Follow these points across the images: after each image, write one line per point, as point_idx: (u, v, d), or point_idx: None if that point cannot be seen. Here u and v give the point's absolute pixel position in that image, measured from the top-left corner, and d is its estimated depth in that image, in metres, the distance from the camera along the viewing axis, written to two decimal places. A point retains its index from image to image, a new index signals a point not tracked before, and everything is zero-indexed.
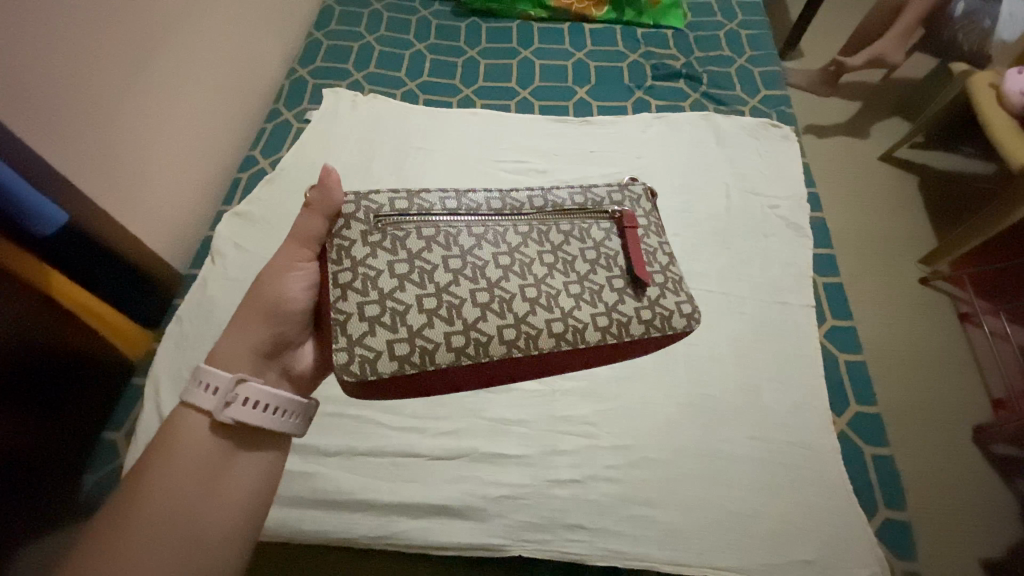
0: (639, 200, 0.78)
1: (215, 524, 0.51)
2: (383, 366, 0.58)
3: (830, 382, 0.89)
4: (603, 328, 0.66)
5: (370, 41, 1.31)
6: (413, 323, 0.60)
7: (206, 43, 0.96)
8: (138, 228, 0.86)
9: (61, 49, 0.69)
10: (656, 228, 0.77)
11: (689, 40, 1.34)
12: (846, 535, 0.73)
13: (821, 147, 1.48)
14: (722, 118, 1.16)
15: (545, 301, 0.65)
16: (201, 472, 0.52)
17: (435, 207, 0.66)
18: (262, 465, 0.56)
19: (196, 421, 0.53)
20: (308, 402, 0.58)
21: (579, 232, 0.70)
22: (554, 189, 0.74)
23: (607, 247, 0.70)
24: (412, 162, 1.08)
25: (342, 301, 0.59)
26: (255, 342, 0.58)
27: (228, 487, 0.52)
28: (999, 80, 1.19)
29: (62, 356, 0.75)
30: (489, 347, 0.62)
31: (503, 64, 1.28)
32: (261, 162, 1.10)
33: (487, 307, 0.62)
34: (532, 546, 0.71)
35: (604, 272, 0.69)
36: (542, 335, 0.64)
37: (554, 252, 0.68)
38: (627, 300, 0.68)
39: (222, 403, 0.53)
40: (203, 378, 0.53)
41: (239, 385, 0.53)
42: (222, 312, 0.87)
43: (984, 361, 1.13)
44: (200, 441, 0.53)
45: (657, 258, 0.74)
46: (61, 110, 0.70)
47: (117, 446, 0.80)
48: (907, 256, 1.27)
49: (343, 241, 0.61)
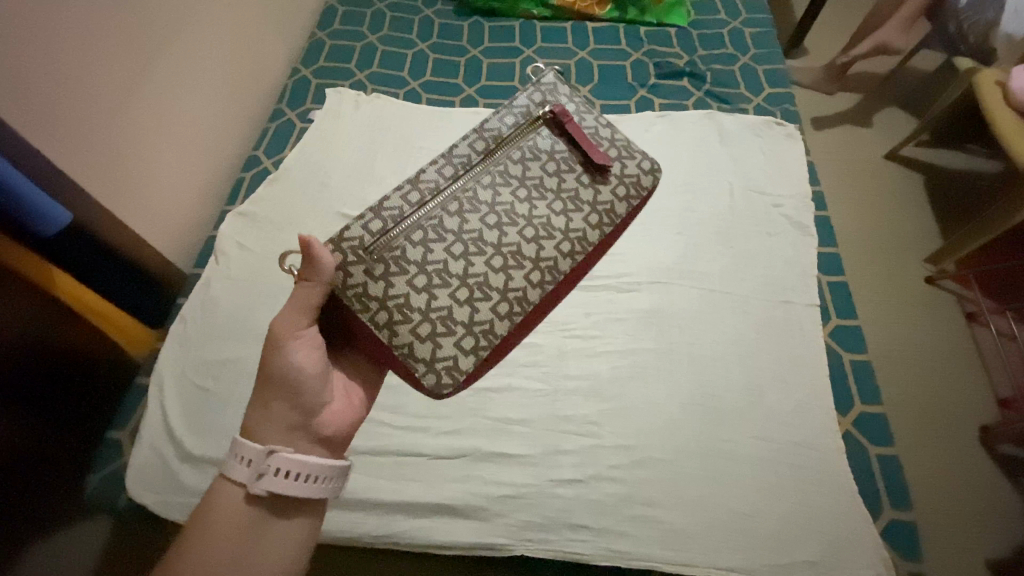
0: (556, 86, 0.77)
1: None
2: (465, 364, 0.62)
3: (835, 382, 0.88)
4: (598, 224, 0.72)
5: (372, 41, 1.31)
6: (463, 317, 0.63)
7: (208, 45, 0.96)
8: (141, 229, 0.86)
9: (65, 52, 0.69)
10: (584, 106, 0.77)
11: (693, 39, 1.33)
12: (851, 535, 0.73)
13: (825, 143, 1.47)
14: (727, 117, 1.16)
15: (543, 232, 0.69)
16: (238, 536, 0.52)
17: (405, 208, 0.64)
18: (299, 530, 0.55)
19: (230, 492, 0.53)
20: (341, 465, 0.56)
21: (531, 154, 0.71)
22: (481, 120, 0.72)
23: (559, 152, 0.72)
24: (414, 162, 1.07)
25: (396, 338, 0.61)
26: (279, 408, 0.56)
27: (265, 553, 0.52)
28: (1005, 77, 1.18)
29: (61, 354, 0.75)
30: (529, 296, 0.67)
31: (505, 63, 1.28)
32: (264, 162, 1.10)
33: (506, 265, 0.66)
34: (534, 546, 0.71)
35: (570, 175, 0.72)
36: (559, 261, 0.69)
37: (525, 185, 0.70)
38: (601, 189, 0.73)
39: (255, 475, 0.52)
40: (238, 451, 0.53)
41: (269, 457, 0.53)
42: (225, 312, 0.88)
43: (991, 361, 1.12)
44: (235, 507, 0.53)
45: (602, 136, 0.76)
46: (57, 105, 0.69)
47: (122, 444, 0.80)
48: (914, 255, 1.26)
49: (356, 289, 0.61)
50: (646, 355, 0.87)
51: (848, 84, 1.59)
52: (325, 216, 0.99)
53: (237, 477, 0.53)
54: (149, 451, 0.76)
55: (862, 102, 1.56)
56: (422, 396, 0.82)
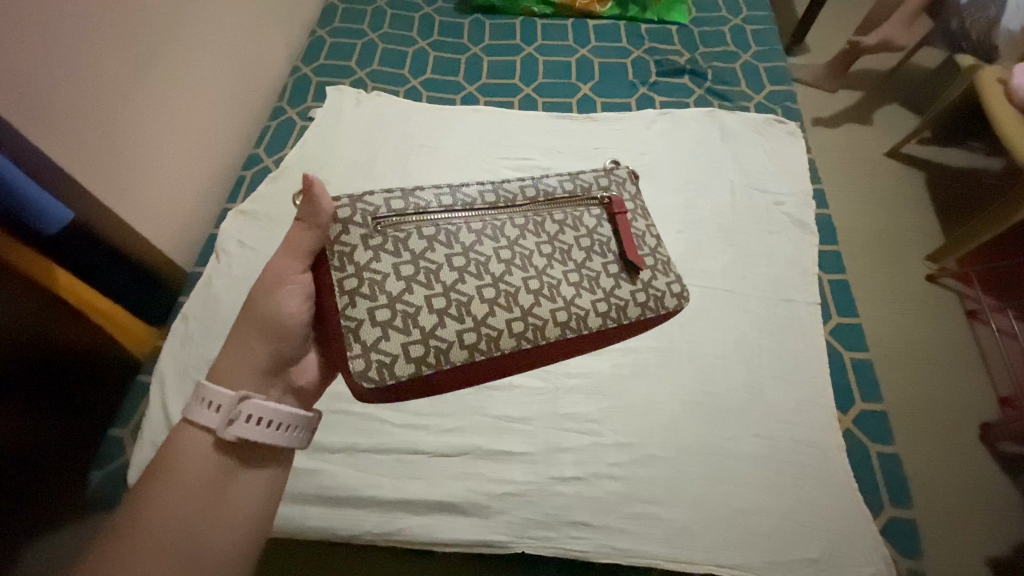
0: (625, 182, 0.83)
1: (224, 536, 0.51)
2: (400, 369, 0.60)
3: (835, 378, 0.88)
4: (604, 314, 0.71)
5: (373, 39, 1.31)
6: (425, 325, 0.62)
7: (208, 42, 0.96)
8: (141, 227, 0.86)
9: (64, 56, 0.69)
10: (642, 212, 0.81)
11: (694, 36, 1.33)
12: (851, 532, 0.73)
13: (829, 139, 1.47)
14: (728, 115, 1.15)
15: (547, 292, 0.68)
16: (209, 486, 0.52)
17: (430, 205, 0.68)
18: (265, 480, 0.56)
19: (198, 440, 0.53)
20: (311, 415, 0.58)
21: (572, 221, 0.74)
22: (544, 176, 0.78)
23: (599, 233, 0.74)
24: (415, 160, 1.07)
25: (352, 308, 0.60)
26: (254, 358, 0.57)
27: (233, 501, 0.53)
28: (1006, 75, 1.18)
29: (64, 352, 0.75)
30: (500, 341, 0.65)
31: (506, 61, 1.28)
32: (265, 161, 1.10)
33: (494, 303, 0.65)
34: (536, 544, 0.71)
35: (600, 258, 0.73)
36: (547, 325, 0.67)
37: (551, 242, 0.71)
38: (622, 285, 0.73)
39: (225, 422, 0.53)
40: (208, 397, 0.53)
41: (241, 403, 0.53)
42: (227, 309, 0.88)
43: (991, 358, 1.12)
44: (202, 458, 0.53)
45: (647, 243, 0.78)
46: (56, 105, 0.69)
47: (123, 441, 0.81)
48: (914, 254, 1.26)
49: (344, 247, 0.62)
50: (646, 353, 0.87)
51: (851, 82, 1.58)
52: None
53: (207, 424, 0.53)
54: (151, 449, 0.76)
55: (863, 100, 1.55)
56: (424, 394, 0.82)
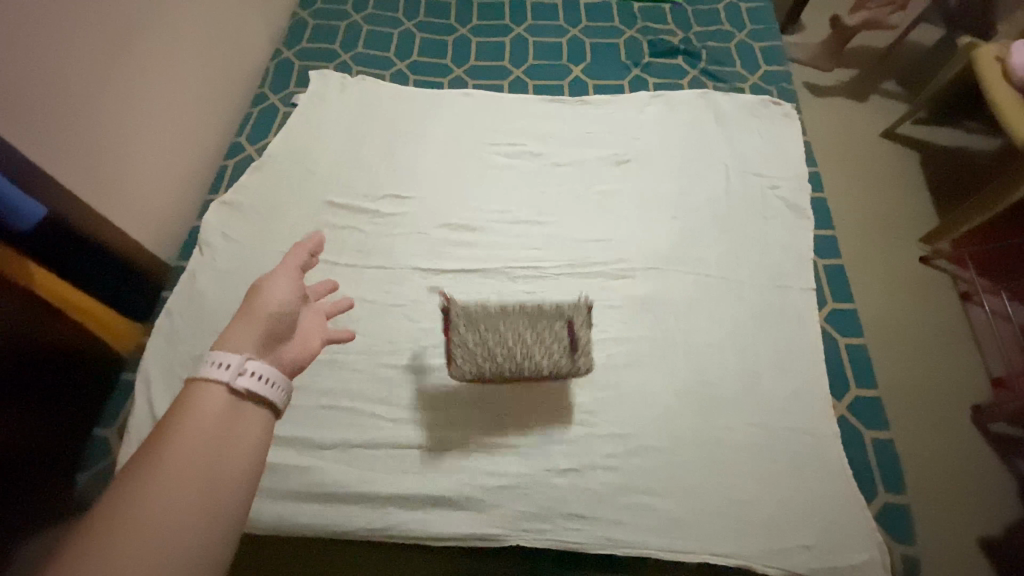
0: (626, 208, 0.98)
1: (230, 474, 0.44)
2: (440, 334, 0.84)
3: (830, 364, 0.88)
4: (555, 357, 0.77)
5: (357, 20, 1.27)
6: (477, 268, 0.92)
7: (184, 28, 0.92)
8: (123, 221, 0.83)
9: (49, 41, 0.68)
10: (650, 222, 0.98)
11: (687, 15, 1.30)
12: (845, 520, 0.73)
13: (825, 120, 1.45)
14: (723, 97, 1.13)
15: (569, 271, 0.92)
16: (206, 429, 0.45)
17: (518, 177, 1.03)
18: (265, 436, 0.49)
19: (205, 393, 0.47)
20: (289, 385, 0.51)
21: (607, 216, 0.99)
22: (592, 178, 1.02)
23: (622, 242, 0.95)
24: (404, 147, 1.05)
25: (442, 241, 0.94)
26: (252, 327, 0.53)
27: (236, 442, 0.46)
28: (1005, 53, 1.16)
29: (43, 351, 0.74)
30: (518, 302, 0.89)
31: (495, 42, 1.24)
32: (248, 149, 1.07)
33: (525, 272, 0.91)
34: (531, 536, 0.71)
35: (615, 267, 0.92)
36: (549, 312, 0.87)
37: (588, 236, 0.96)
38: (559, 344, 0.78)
39: (234, 375, 0.48)
40: (213, 357, 0.49)
41: (248, 359, 0.49)
42: (213, 303, 0.86)
43: (983, 340, 1.11)
44: (209, 409, 0.47)
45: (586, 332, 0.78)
46: (55, 94, 0.70)
47: (109, 442, 0.78)
48: (908, 236, 1.25)
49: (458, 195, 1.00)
50: (640, 343, 0.86)
51: (847, 60, 1.56)
52: (313, 205, 0.97)
53: (212, 379, 0.48)
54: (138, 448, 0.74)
55: (859, 79, 1.53)
56: (418, 387, 0.81)
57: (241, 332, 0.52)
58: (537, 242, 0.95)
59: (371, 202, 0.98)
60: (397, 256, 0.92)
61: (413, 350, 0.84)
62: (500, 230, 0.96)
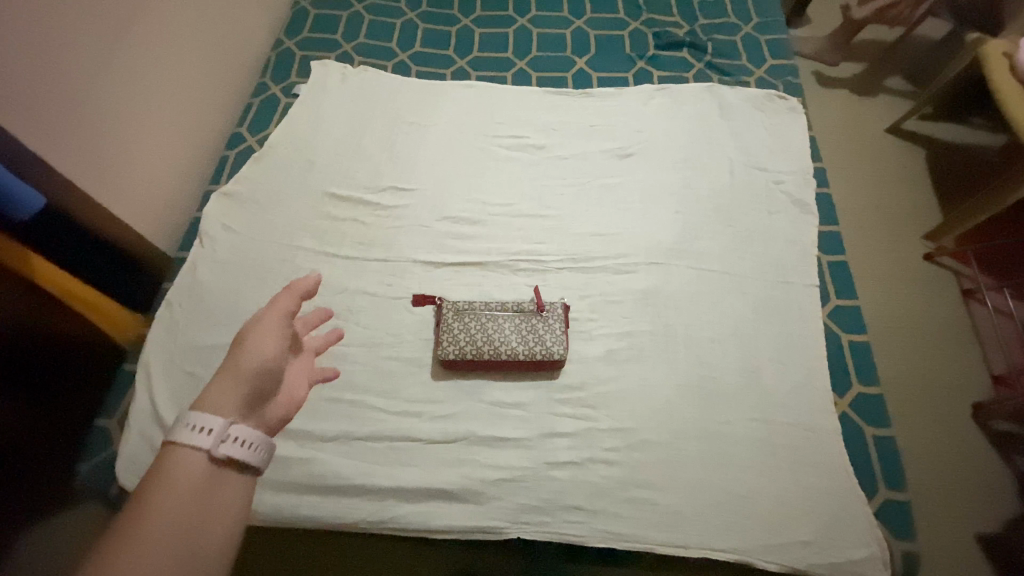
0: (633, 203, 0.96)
1: (209, 545, 0.43)
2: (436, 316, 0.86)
3: (832, 361, 0.88)
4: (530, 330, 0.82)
5: (359, 10, 1.25)
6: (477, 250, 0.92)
7: (185, 21, 0.91)
8: (123, 212, 0.83)
9: (49, 29, 0.68)
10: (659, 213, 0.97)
11: (692, 7, 1.29)
12: (845, 514, 0.74)
13: (829, 114, 1.44)
14: (728, 90, 1.12)
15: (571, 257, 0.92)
16: (187, 494, 0.44)
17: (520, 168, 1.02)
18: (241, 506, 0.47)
19: (188, 460, 0.46)
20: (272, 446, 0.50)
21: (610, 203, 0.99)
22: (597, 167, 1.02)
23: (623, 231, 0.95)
24: (404, 139, 1.04)
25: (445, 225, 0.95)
26: (237, 387, 0.51)
27: (215, 508, 0.45)
28: (1012, 49, 1.15)
29: (46, 341, 0.73)
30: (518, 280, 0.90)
31: (498, 33, 1.23)
32: (249, 141, 1.06)
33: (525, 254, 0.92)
34: (532, 529, 0.71)
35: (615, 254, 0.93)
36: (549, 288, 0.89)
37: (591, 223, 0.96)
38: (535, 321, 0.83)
39: (217, 441, 0.47)
40: (192, 420, 0.47)
41: (231, 425, 0.48)
42: (212, 294, 0.85)
43: (985, 336, 1.10)
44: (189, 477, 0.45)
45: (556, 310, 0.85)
46: (57, 88, 0.70)
47: (110, 433, 0.79)
48: (912, 231, 1.24)
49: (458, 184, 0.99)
50: (642, 337, 0.86)
51: (853, 53, 1.55)
52: (314, 196, 0.97)
53: (191, 445, 0.46)
54: (138, 439, 0.74)
55: (865, 73, 1.52)
56: (419, 380, 0.81)
57: (224, 393, 0.50)
58: (540, 234, 0.94)
59: (372, 194, 0.97)
60: (398, 248, 0.92)
61: (415, 343, 0.84)
62: (501, 222, 0.95)
